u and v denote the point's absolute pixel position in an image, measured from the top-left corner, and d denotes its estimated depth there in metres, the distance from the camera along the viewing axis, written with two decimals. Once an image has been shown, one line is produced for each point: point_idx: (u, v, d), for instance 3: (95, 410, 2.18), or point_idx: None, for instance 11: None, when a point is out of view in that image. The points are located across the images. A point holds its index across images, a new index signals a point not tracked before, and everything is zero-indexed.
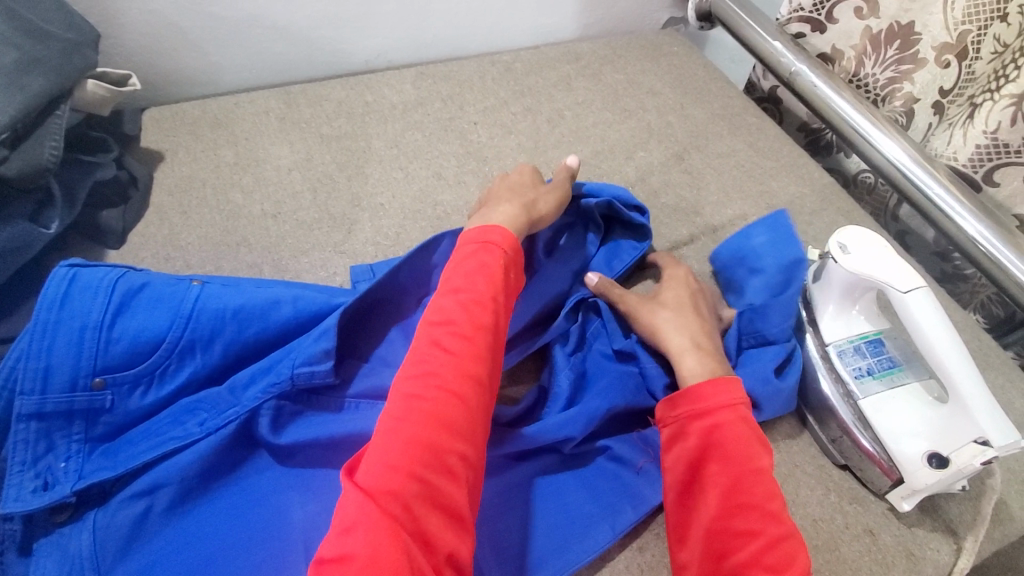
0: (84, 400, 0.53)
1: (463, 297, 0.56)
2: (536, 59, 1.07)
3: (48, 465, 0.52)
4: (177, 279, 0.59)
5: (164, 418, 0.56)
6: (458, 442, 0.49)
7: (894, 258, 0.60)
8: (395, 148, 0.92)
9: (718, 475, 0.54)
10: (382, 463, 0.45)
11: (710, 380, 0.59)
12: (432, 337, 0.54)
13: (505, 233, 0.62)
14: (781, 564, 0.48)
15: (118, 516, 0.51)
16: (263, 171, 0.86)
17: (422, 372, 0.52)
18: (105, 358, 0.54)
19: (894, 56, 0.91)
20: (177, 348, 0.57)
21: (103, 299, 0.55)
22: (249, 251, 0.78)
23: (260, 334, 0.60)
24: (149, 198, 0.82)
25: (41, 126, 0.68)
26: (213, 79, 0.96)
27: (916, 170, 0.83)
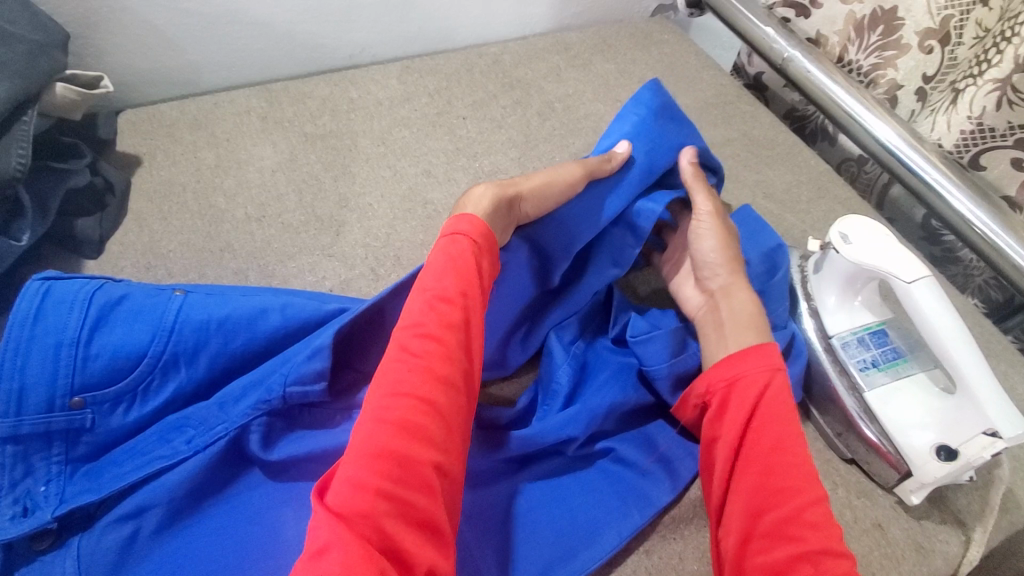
0: (62, 420, 0.50)
1: (432, 298, 0.54)
2: (523, 51, 1.04)
3: (27, 490, 0.49)
4: (157, 289, 0.56)
5: (150, 436, 0.53)
6: (431, 451, 0.47)
7: (898, 247, 0.59)
8: (382, 145, 0.89)
9: (764, 433, 0.53)
10: (349, 481, 0.43)
11: (755, 344, 0.59)
12: (400, 342, 0.52)
13: (473, 222, 0.59)
14: (820, 522, 0.48)
15: (105, 541, 0.48)
16: (245, 173, 0.84)
17: (390, 380, 0.49)
18: (83, 375, 0.51)
19: (878, 42, 0.89)
20: (161, 362, 0.54)
21: (80, 313, 0.53)
22: (233, 257, 0.75)
23: (248, 344, 0.57)
24: (127, 205, 0.78)
25: (7, 133, 0.64)
26: (191, 78, 0.93)
27: (910, 152, 0.82)
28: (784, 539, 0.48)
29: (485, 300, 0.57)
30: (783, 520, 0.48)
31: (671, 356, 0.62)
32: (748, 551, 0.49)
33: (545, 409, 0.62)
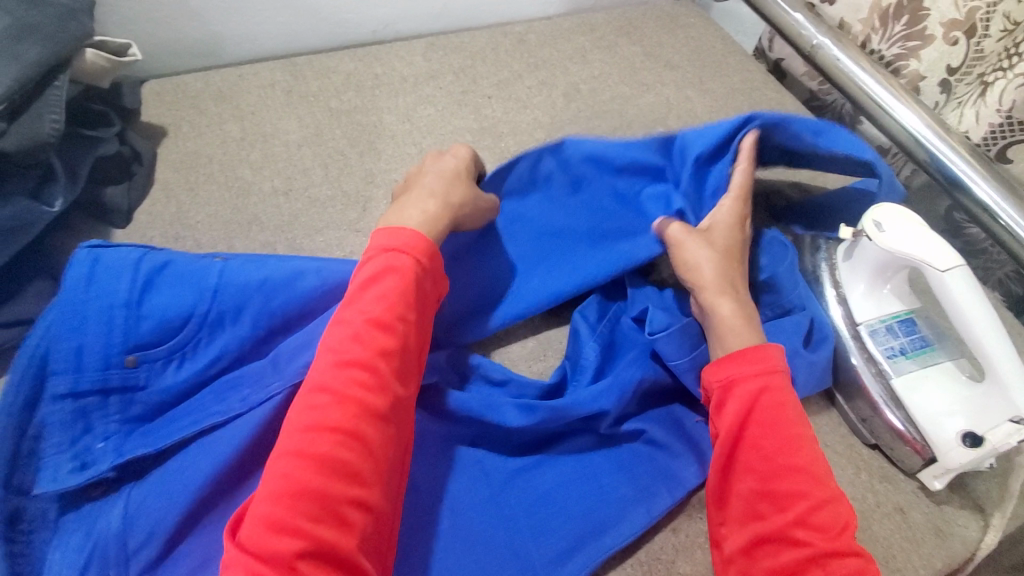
0: (117, 377, 0.53)
1: (363, 324, 0.53)
2: (549, 31, 1.03)
3: (86, 446, 0.51)
4: (201, 256, 0.59)
5: (206, 393, 0.55)
6: (354, 487, 0.47)
7: (931, 235, 0.59)
8: (407, 123, 0.89)
9: (763, 437, 0.53)
10: (263, 520, 0.44)
11: (751, 346, 0.57)
12: (327, 370, 0.51)
13: (412, 241, 0.57)
14: (828, 525, 0.47)
15: (161, 496, 0.49)
16: (271, 146, 0.83)
17: (314, 412, 0.49)
18: (136, 335, 0.54)
19: (902, 32, 0.88)
20: (208, 320, 0.56)
21: (131, 276, 0.55)
22: (261, 230, 0.76)
23: (288, 303, 0.58)
24: (153, 175, 0.78)
25: (40, 99, 0.64)
26: (214, 50, 0.92)
27: (935, 140, 0.82)
28: (791, 545, 0.47)
29: (422, 320, 0.56)
30: (787, 525, 0.48)
31: (689, 351, 0.62)
32: (755, 556, 0.49)
33: (574, 385, 0.63)
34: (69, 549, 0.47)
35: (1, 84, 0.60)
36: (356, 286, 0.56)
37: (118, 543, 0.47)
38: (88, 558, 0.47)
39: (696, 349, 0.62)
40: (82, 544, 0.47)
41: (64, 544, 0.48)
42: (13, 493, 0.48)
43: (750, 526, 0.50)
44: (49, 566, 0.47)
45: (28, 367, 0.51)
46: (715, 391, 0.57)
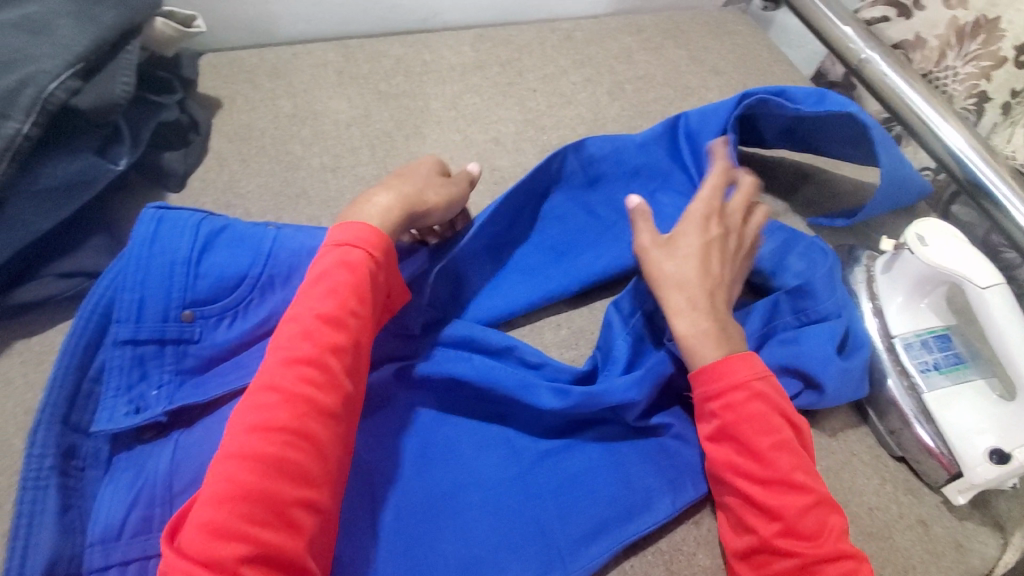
0: (174, 330, 0.58)
1: (314, 320, 0.51)
2: (596, 30, 1.04)
3: (141, 393, 0.57)
4: (255, 224, 0.64)
5: (257, 352, 0.60)
6: (303, 487, 0.45)
7: (974, 252, 0.59)
8: (453, 110, 0.90)
9: (741, 449, 0.53)
10: (205, 527, 0.41)
11: (717, 360, 0.56)
12: (274, 368, 0.48)
13: (367, 235, 0.55)
14: (812, 532, 0.49)
15: (205, 447, 0.54)
16: (321, 124, 0.85)
17: (258, 411, 0.46)
18: (193, 292, 0.59)
19: (976, 51, 0.87)
20: (259, 283, 0.61)
21: (190, 237, 0.60)
22: (308, 204, 0.78)
23: None
24: (208, 144, 0.81)
25: (113, 61, 0.67)
26: (271, 28, 0.95)
27: (977, 160, 0.81)
28: (780, 556, 0.49)
29: (374, 317, 0.55)
30: (773, 536, 0.50)
31: None
32: (750, 564, 0.51)
33: (605, 374, 0.63)
34: (121, 482, 0.53)
35: (80, 45, 0.63)
36: (308, 281, 0.53)
37: (165, 484, 0.52)
38: (136, 495, 0.52)
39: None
40: (131, 480, 0.53)
41: (116, 476, 0.54)
42: (72, 430, 0.56)
43: (742, 536, 0.52)
44: (102, 498, 0.52)
45: (99, 317, 0.58)
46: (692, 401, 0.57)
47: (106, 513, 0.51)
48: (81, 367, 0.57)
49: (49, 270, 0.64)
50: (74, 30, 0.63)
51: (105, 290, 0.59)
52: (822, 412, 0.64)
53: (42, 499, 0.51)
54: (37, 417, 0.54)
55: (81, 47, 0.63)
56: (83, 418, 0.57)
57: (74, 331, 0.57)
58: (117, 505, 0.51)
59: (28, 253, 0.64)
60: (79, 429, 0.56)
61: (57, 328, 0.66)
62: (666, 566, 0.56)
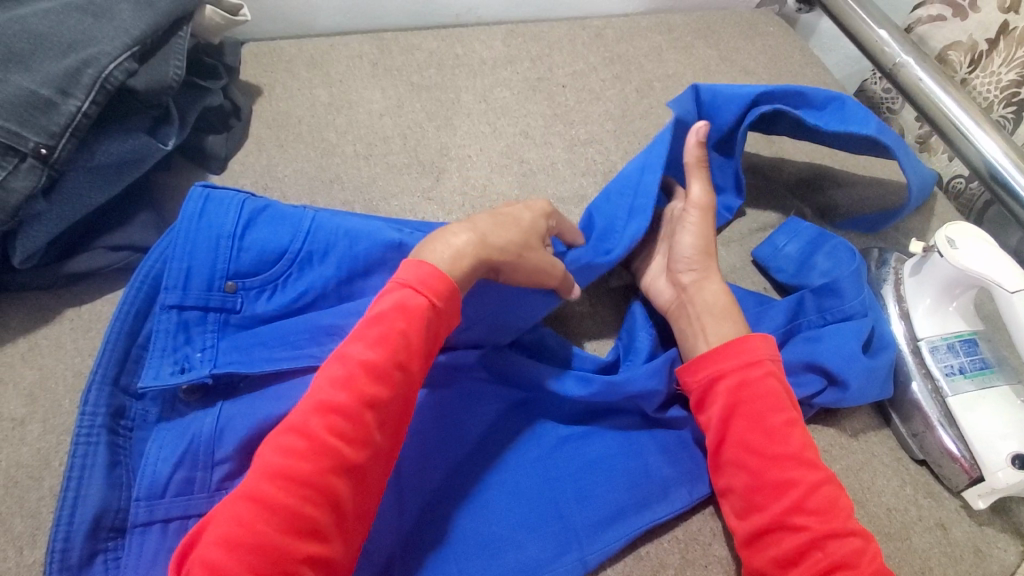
0: (218, 299, 0.61)
1: (357, 368, 0.48)
2: (626, 28, 1.05)
3: (186, 354, 0.59)
4: (296, 204, 0.66)
5: (303, 333, 0.61)
6: (315, 544, 0.44)
7: (1003, 255, 0.59)
8: (483, 103, 0.92)
9: (748, 431, 0.55)
10: (211, 569, 0.40)
11: (724, 342, 0.59)
12: (309, 411, 0.47)
13: (434, 281, 0.52)
14: (823, 508, 0.51)
15: (246, 416, 0.56)
16: (356, 113, 0.88)
17: (286, 455, 0.45)
18: (237, 265, 0.61)
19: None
20: (298, 259, 0.63)
21: (235, 213, 0.63)
22: (341, 189, 0.80)
23: (369, 250, 0.64)
24: (248, 129, 0.84)
25: (166, 45, 0.70)
26: (311, 20, 0.98)
27: (1012, 171, 0.79)
28: (792, 530, 0.51)
29: (419, 371, 0.52)
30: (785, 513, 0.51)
31: None
32: (761, 544, 0.52)
33: (626, 365, 0.65)
34: (167, 444, 0.55)
35: (138, 29, 0.66)
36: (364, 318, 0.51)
37: (208, 448, 0.55)
38: (181, 455, 0.55)
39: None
40: (176, 441, 0.56)
41: (161, 438, 0.56)
42: (121, 391, 0.59)
43: (750, 519, 0.53)
44: (148, 455, 0.55)
45: (149, 286, 0.61)
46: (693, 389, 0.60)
47: (153, 470, 0.54)
48: (131, 331, 0.60)
49: (101, 242, 0.67)
50: (132, 15, 0.67)
51: (156, 261, 0.62)
52: (844, 412, 0.65)
53: (92, 454, 0.55)
54: (90, 378, 0.57)
55: (138, 31, 0.66)
56: (131, 380, 0.60)
57: (126, 297, 0.60)
58: (163, 463, 0.54)
59: (81, 226, 0.67)
60: (128, 391, 0.59)
61: (105, 299, 0.69)
62: (681, 555, 0.57)
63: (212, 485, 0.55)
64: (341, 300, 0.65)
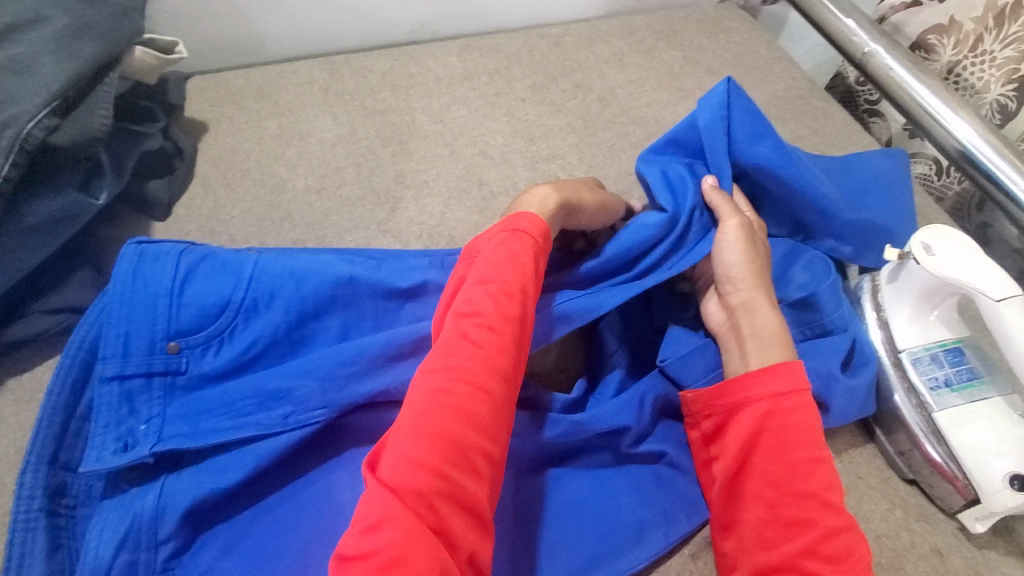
0: (161, 362, 0.57)
1: (495, 289, 0.54)
2: (587, 34, 1.02)
3: (130, 428, 0.55)
4: (237, 250, 0.64)
5: (251, 398, 0.57)
6: (485, 441, 0.47)
7: (982, 259, 0.55)
8: (440, 124, 0.89)
9: (768, 462, 0.53)
10: (405, 459, 0.44)
11: (755, 369, 0.57)
12: (460, 327, 0.52)
13: (535, 222, 0.60)
14: (840, 555, 0.48)
15: (192, 489, 0.53)
16: (306, 144, 0.85)
17: (446, 364, 0.50)
18: (177, 323, 0.58)
19: (1017, 33, 0.80)
20: (242, 308, 0.60)
21: (172, 268, 0.60)
22: (293, 228, 0.77)
23: (317, 290, 0.62)
24: (194, 170, 0.81)
25: (92, 94, 0.67)
26: (258, 48, 0.94)
27: (990, 154, 0.76)
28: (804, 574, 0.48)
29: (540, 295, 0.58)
30: (797, 554, 0.48)
31: (706, 374, 0.62)
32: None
33: (597, 398, 0.62)
34: (108, 524, 0.52)
35: (57, 82, 0.63)
36: (484, 254, 0.58)
37: (151, 528, 0.51)
38: (123, 536, 0.51)
39: (711, 373, 0.62)
40: (117, 521, 0.52)
41: (102, 519, 0.52)
42: (61, 469, 0.55)
43: (758, 557, 0.50)
44: (89, 540, 0.51)
45: (86, 354, 0.58)
46: (718, 407, 0.58)
47: (93, 556, 0.50)
48: (69, 406, 0.57)
49: (36, 307, 0.64)
50: (54, 68, 0.63)
51: (94, 329, 0.59)
52: (827, 433, 0.61)
53: (31, 541, 0.51)
54: (25, 459, 0.54)
55: (57, 84, 0.62)
56: (73, 456, 0.56)
57: (60, 369, 0.57)
58: (104, 547, 0.50)
59: (14, 292, 0.64)
60: (69, 468, 0.56)
61: (45, 365, 0.66)
62: None
63: (156, 567, 0.51)
64: (293, 346, 0.61)
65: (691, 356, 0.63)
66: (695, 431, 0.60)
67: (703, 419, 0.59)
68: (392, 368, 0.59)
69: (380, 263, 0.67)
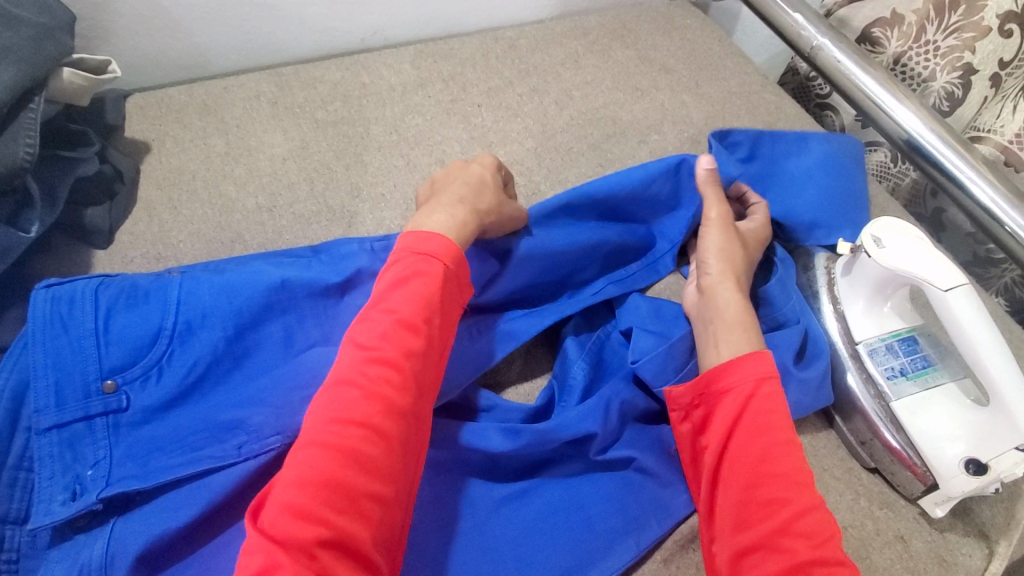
0: (99, 404, 0.55)
1: (394, 321, 0.53)
2: (541, 35, 1.01)
3: (77, 475, 0.53)
4: (158, 274, 0.63)
5: (201, 433, 0.55)
6: (376, 481, 0.47)
7: (929, 249, 0.57)
8: (395, 133, 0.87)
9: (748, 445, 0.52)
10: (289, 507, 0.44)
11: (732, 358, 0.57)
12: (356, 364, 0.51)
13: (444, 243, 0.58)
14: (813, 533, 0.47)
15: (143, 532, 0.50)
16: (256, 161, 0.82)
17: (341, 405, 0.49)
18: (109, 362, 0.56)
19: (957, 23, 0.83)
20: (175, 333, 0.59)
21: (92, 306, 0.58)
22: (244, 249, 0.74)
23: (250, 303, 0.62)
24: (136, 194, 0.77)
25: (13, 123, 0.63)
26: (202, 61, 0.91)
27: (936, 142, 0.78)
28: (778, 553, 0.47)
29: (447, 322, 0.57)
30: (772, 533, 0.47)
31: (675, 372, 0.62)
32: (739, 566, 0.48)
33: (562, 406, 0.61)
34: None
35: None
36: (385, 282, 0.57)
37: None
38: None
39: (679, 371, 0.63)
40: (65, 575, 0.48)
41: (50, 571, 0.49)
42: None
43: (734, 539, 0.49)
44: None
45: (10, 404, 0.55)
46: (704, 396, 0.57)
47: None
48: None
49: None
50: None
51: (23, 374, 0.56)
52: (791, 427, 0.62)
53: None
54: None
55: None
56: (19, 509, 0.53)
57: None
58: None
59: None
60: (10, 522, 0.53)
61: None
62: None
63: None
64: (237, 361, 0.60)
65: (663, 355, 0.62)
66: (683, 424, 0.58)
67: (691, 410, 0.58)
68: None
69: (312, 261, 0.67)
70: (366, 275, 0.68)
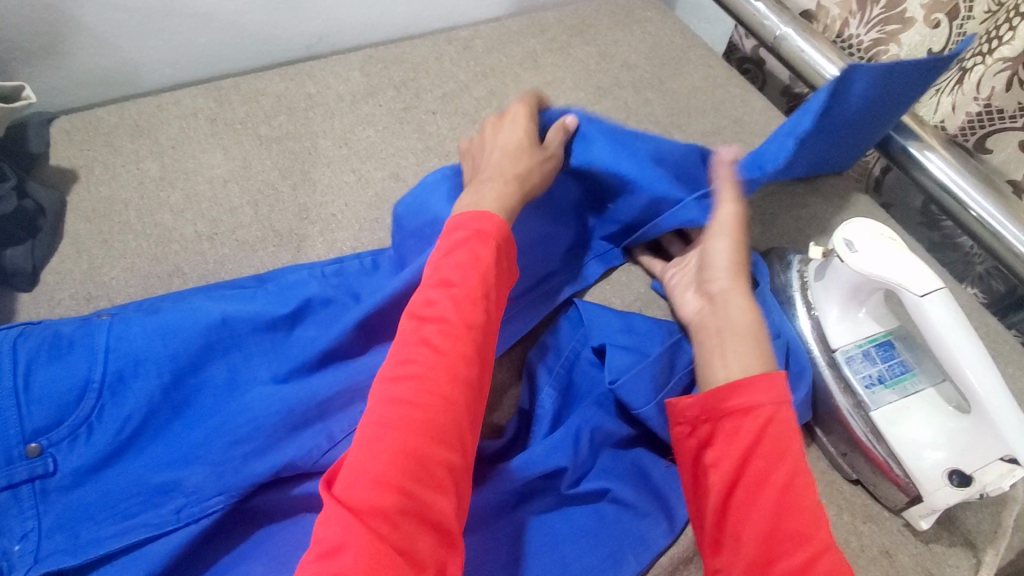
0: (23, 470, 0.50)
1: (457, 288, 0.51)
2: (497, 34, 0.96)
3: (2, 550, 0.48)
4: (83, 319, 0.57)
5: (135, 496, 0.51)
6: (450, 451, 0.45)
7: (905, 253, 0.54)
8: (344, 147, 0.82)
9: (767, 472, 0.47)
10: (366, 479, 0.42)
11: (744, 375, 0.51)
12: (422, 331, 0.49)
13: (499, 214, 0.56)
14: (838, 575, 0.43)
15: None
16: (194, 185, 0.76)
17: (411, 370, 0.47)
18: (32, 423, 0.51)
19: (881, 15, 0.82)
20: (104, 386, 0.53)
21: (9, 362, 0.53)
22: (184, 282, 0.69)
23: (188, 345, 0.57)
24: (64, 228, 0.71)
25: None
26: (134, 77, 0.84)
27: (895, 128, 0.75)
28: None
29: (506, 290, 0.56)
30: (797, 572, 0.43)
31: (656, 393, 0.58)
32: None
33: (530, 436, 0.59)
34: None
35: None
36: (444, 251, 0.54)
37: None
38: None
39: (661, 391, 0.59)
40: None
41: None
42: None
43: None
44: None
45: None
46: (715, 412, 0.52)
47: None
48: None
49: None
50: None
51: None
52: None
53: None
54: None
55: None
56: None
57: None
58: None
59: None
60: None
61: None
62: None
63: None
64: (177, 410, 0.55)
65: (641, 374, 0.58)
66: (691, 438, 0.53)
67: (697, 427, 0.52)
68: (301, 435, 0.55)
69: (257, 292, 0.63)
70: (314, 305, 0.63)
